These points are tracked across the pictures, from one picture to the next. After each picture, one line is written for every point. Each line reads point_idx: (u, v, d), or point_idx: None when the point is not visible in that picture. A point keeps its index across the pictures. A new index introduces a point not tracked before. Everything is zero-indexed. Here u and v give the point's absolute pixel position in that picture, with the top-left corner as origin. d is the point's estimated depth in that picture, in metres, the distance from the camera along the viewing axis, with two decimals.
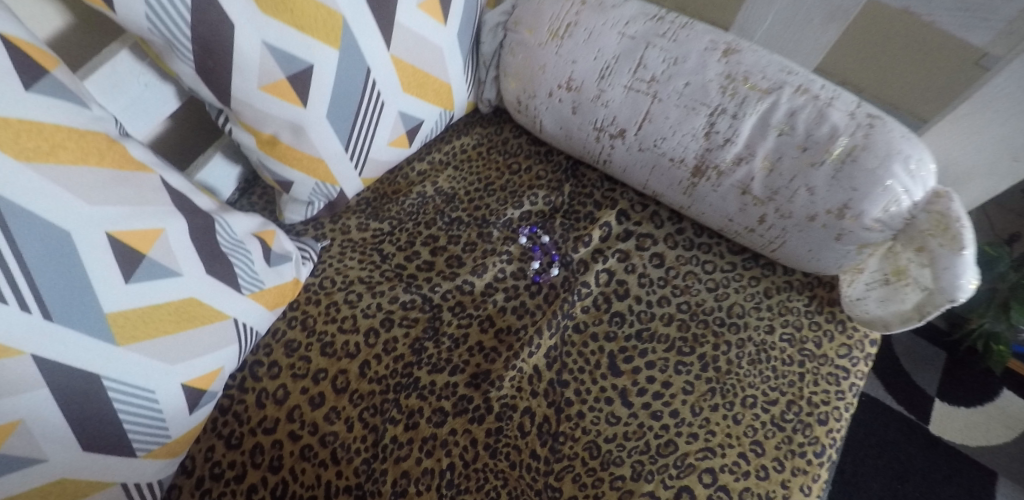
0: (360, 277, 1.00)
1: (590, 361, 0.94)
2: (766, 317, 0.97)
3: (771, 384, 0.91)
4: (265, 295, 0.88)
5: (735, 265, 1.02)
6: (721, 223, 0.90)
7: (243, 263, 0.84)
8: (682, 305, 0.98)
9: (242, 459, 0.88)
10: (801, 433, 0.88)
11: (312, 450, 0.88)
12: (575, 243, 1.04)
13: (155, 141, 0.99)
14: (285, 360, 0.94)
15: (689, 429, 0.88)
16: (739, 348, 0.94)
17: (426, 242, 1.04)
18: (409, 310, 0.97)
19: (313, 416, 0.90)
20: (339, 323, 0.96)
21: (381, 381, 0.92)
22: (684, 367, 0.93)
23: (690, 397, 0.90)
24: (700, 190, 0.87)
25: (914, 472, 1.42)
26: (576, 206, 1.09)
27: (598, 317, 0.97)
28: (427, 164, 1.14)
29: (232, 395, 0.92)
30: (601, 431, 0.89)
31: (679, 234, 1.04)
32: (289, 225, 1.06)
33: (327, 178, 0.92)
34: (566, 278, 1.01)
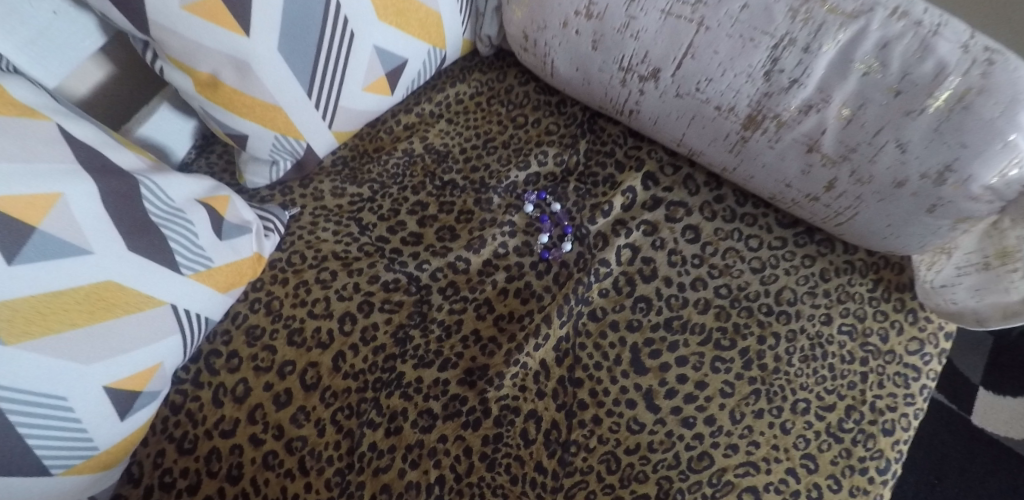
0: (335, 252, 0.84)
1: (609, 356, 0.78)
2: (822, 305, 0.79)
3: (827, 386, 0.75)
4: (216, 276, 0.73)
5: (785, 241, 0.84)
6: (777, 188, 0.73)
7: (183, 236, 0.69)
8: (721, 289, 0.81)
9: (196, 467, 0.73)
10: (862, 445, 0.72)
11: (277, 458, 0.74)
12: (592, 212, 0.86)
13: (92, 89, 0.83)
14: (246, 351, 0.79)
15: (728, 439, 0.72)
16: (790, 343, 0.77)
17: (413, 211, 0.88)
18: (391, 293, 0.82)
19: (277, 418, 0.75)
20: (310, 307, 0.80)
21: (358, 377, 0.77)
22: (723, 365, 0.76)
23: (729, 401, 0.74)
24: (753, 145, 0.70)
25: (952, 461, 1.23)
26: (593, 166, 0.91)
27: (619, 303, 0.81)
28: (415, 116, 0.95)
29: (185, 391, 0.77)
30: (620, 439, 0.73)
31: (718, 202, 0.86)
32: (252, 189, 0.89)
33: (289, 130, 0.76)
34: (581, 255, 0.84)
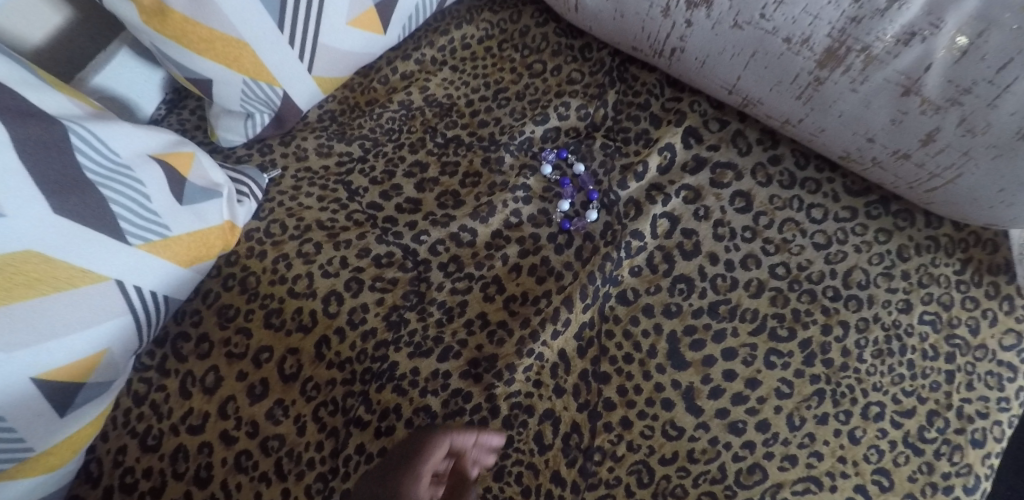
0: (320, 221, 0.72)
1: (641, 347, 0.65)
2: (901, 289, 0.66)
3: (906, 387, 0.62)
4: (175, 248, 0.62)
5: (855, 213, 0.69)
6: (856, 143, 0.59)
7: (131, 198, 0.57)
8: (777, 268, 0.67)
9: (161, 467, 0.63)
10: (946, 459, 0.59)
11: (250, 459, 0.63)
12: (623, 174, 0.73)
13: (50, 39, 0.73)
14: (218, 335, 0.68)
15: (785, 449, 0.60)
16: (861, 334, 0.64)
17: (410, 173, 0.75)
18: (384, 268, 0.69)
19: (251, 413, 0.64)
20: (290, 285, 0.69)
21: (344, 366, 0.66)
22: (780, 359, 0.63)
23: (787, 403, 0.61)
24: (831, 88, 0.56)
25: None
26: (624, 121, 0.77)
27: (654, 283, 0.68)
28: (414, 63, 0.82)
29: (149, 380, 0.66)
30: (654, 447, 0.60)
31: (773, 164, 0.72)
32: (226, 148, 0.77)
33: (259, 73, 0.65)
34: (608, 226, 0.71)
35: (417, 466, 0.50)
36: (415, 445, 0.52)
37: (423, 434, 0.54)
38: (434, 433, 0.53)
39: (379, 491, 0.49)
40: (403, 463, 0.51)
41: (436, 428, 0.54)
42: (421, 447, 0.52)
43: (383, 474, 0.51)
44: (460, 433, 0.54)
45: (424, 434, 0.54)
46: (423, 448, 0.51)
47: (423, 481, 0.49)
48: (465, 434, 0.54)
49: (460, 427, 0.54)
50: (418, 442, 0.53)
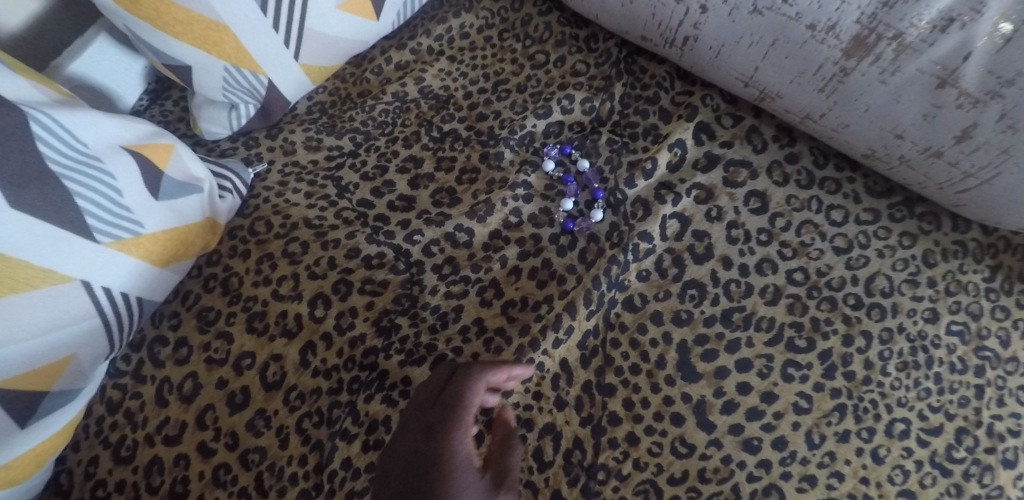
0: (307, 219, 0.68)
1: (649, 357, 0.60)
2: (926, 297, 0.61)
3: (933, 403, 0.58)
4: (149, 245, 0.57)
5: (878, 215, 0.65)
6: (883, 140, 0.55)
7: (101, 190, 0.53)
8: (795, 274, 0.63)
9: (134, 480, 0.58)
10: (976, 480, 0.55)
11: (229, 473, 0.58)
12: (630, 171, 0.69)
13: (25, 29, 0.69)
14: (197, 339, 0.63)
15: (803, 469, 0.55)
16: (884, 346, 0.59)
17: (403, 169, 0.71)
18: (374, 270, 0.65)
19: (231, 424, 0.60)
20: (274, 286, 0.64)
21: (330, 375, 0.61)
22: (798, 372, 0.59)
23: (805, 419, 0.57)
24: (858, 80, 0.52)
25: None
26: (632, 115, 0.72)
27: (663, 289, 0.63)
28: (409, 53, 0.78)
29: (123, 387, 0.62)
30: (663, 466, 0.56)
31: (791, 162, 0.67)
32: (210, 141, 0.73)
33: (241, 60, 0.61)
34: (614, 227, 0.67)
35: (459, 417, 0.48)
36: (452, 392, 0.50)
37: (453, 376, 0.51)
38: (466, 376, 0.50)
39: (425, 450, 0.47)
40: (443, 415, 0.48)
41: (467, 369, 0.51)
42: (458, 393, 0.49)
43: (424, 428, 0.48)
44: (493, 372, 0.51)
45: (455, 376, 0.51)
46: (460, 397, 0.49)
47: (468, 433, 0.47)
48: (498, 372, 0.51)
49: (490, 365, 0.51)
50: (451, 385, 0.50)
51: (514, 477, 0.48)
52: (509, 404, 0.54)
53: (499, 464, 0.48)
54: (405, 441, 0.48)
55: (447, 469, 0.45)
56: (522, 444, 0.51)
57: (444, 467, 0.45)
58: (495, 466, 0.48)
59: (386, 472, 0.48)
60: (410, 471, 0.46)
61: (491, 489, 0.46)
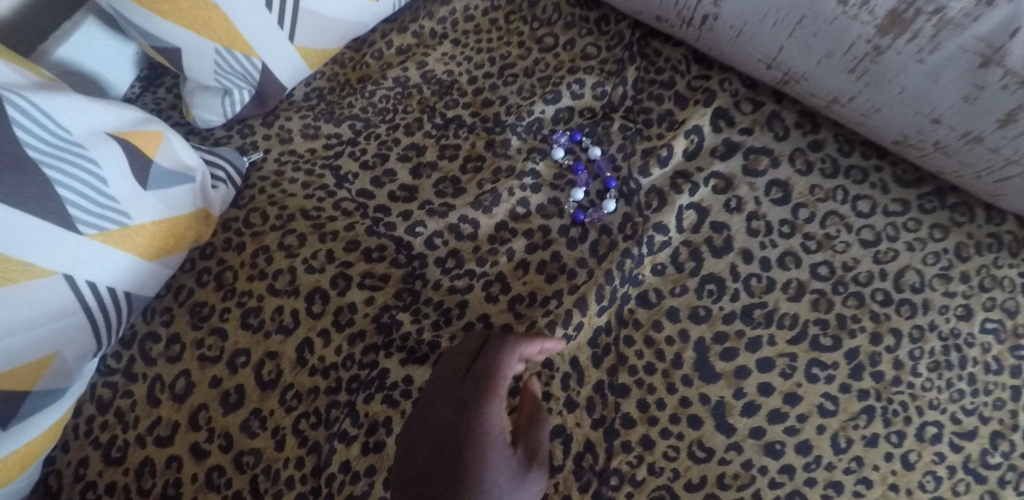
0: (304, 210, 0.65)
1: (664, 356, 0.57)
2: (959, 293, 0.58)
3: (966, 405, 0.54)
4: (136, 238, 0.54)
5: (907, 206, 0.61)
6: (917, 125, 0.52)
7: (83, 179, 0.50)
8: (820, 268, 0.59)
9: (125, 483, 0.55)
10: (1013, 488, 0.52)
11: (223, 476, 0.55)
12: (644, 159, 0.65)
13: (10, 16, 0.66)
14: (190, 335, 0.60)
15: (829, 475, 0.52)
16: (914, 344, 0.56)
17: (405, 157, 0.68)
18: (375, 264, 0.62)
19: (224, 424, 0.56)
20: (270, 281, 0.61)
21: (328, 373, 0.58)
22: (823, 372, 0.55)
23: (831, 422, 0.54)
24: (893, 58, 0.49)
25: None
26: (645, 101, 0.69)
27: (679, 284, 0.60)
28: (411, 36, 0.75)
29: (114, 385, 0.59)
30: (679, 471, 0.52)
31: (814, 149, 0.64)
32: (204, 129, 0.70)
33: (233, 41, 0.59)
34: (627, 218, 0.63)
35: (494, 388, 0.48)
36: (485, 362, 0.50)
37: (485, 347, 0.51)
38: (500, 347, 0.51)
39: (458, 420, 0.47)
40: (477, 385, 0.48)
41: (499, 341, 0.51)
42: (491, 365, 0.49)
43: (456, 399, 0.48)
44: (526, 345, 0.51)
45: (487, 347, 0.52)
46: (494, 369, 0.49)
47: (501, 405, 0.48)
48: (530, 345, 0.51)
49: (523, 338, 0.51)
50: (483, 356, 0.50)
51: (543, 450, 0.49)
52: (533, 377, 0.54)
53: (528, 437, 0.49)
54: (436, 410, 0.48)
55: (480, 440, 0.45)
56: (547, 418, 0.51)
57: (479, 438, 0.45)
58: (525, 439, 0.48)
59: (416, 440, 0.48)
60: (443, 441, 0.46)
61: (523, 462, 0.47)
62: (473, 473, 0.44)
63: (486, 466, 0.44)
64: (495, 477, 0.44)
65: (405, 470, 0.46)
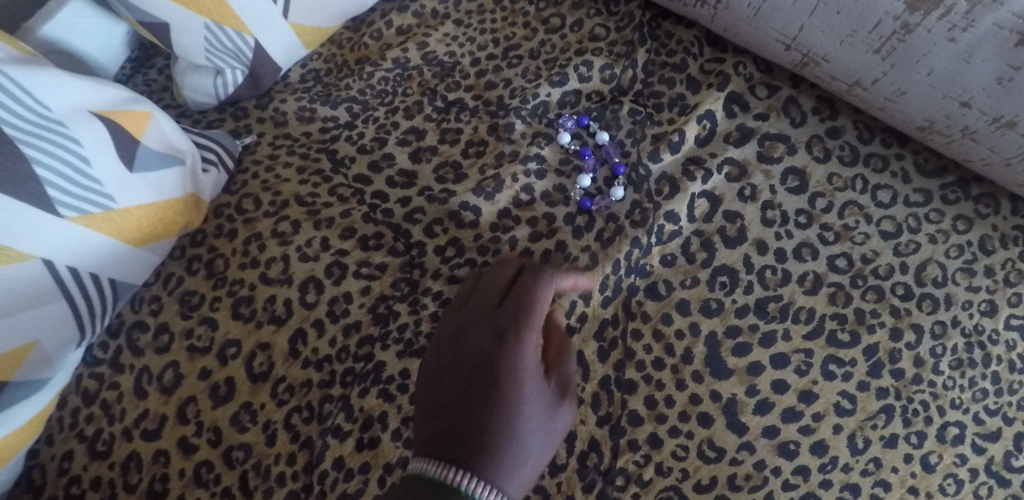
0: (298, 195, 0.62)
1: (674, 351, 0.54)
2: (983, 288, 0.55)
3: (990, 405, 0.52)
4: (122, 222, 0.52)
5: (929, 197, 0.59)
6: (945, 109, 0.52)
7: (65, 158, 0.48)
8: (838, 260, 0.57)
9: (110, 478, 0.53)
10: None
11: (212, 472, 0.52)
12: (654, 145, 0.63)
13: None
14: (179, 325, 0.57)
15: (845, 477, 0.49)
16: (936, 341, 0.53)
17: (404, 141, 0.65)
18: (372, 252, 0.59)
19: (214, 418, 0.54)
20: (262, 269, 0.59)
21: (322, 365, 0.55)
22: (840, 369, 0.53)
23: (847, 422, 0.51)
24: (922, 37, 0.48)
25: None
26: (655, 84, 0.66)
27: (690, 276, 0.57)
28: (412, 16, 0.72)
29: (100, 376, 0.56)
30: (688, 471, 0.50)
31: (832, 137, 0.62)
32: (195, 111, 0.67)
33: (223, 15, 0.57)
34: (636, 206, 0.60)
35: (532, 316, 0.43)
36: (524, 290, 0.45)
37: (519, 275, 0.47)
38: (537, 276, 0.46)
39: (492, 345, 0.42)
40: (513, 313, 0.43)
41: (533, 271, 0.47)
42: (527, 293, 0.44)
43: (490, 326, 0.43)
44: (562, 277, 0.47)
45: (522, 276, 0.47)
46: (531, 296, 0.44)
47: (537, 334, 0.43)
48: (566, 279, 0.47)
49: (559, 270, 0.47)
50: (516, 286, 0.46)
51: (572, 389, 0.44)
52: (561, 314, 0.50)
53: (559, 373, 0.44)
54: (463, 338, 0.43)
55: (517, 368, 0.40)
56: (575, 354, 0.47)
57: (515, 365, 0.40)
58: (556, 374, 0.44)
59: (439, 370, 0.42)
60: (472, 368, 0.41)
61: (558, 393, 0.42)
62: (509, 401, 0.39)
63: (522, 395, 0.39)
64: (531, 407, 0.40)
65: (427, 400, 0.41)
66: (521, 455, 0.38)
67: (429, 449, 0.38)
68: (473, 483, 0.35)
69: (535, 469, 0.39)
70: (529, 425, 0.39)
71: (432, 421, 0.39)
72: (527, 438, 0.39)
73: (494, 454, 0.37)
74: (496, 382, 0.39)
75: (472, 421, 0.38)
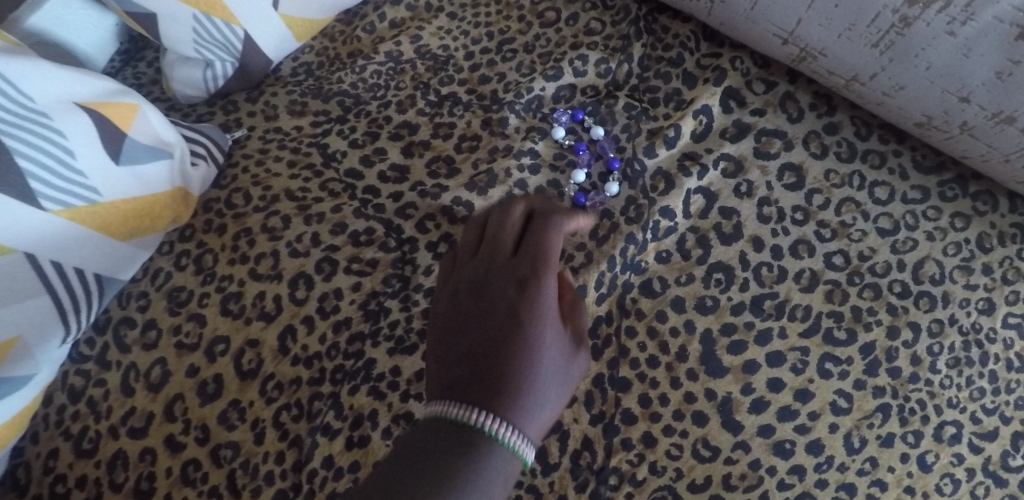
0: (289, 190, 0.61)
1: (669, 349, 0.54)
2: (981, 286, 0.55)
3: (987, 404, 0.51)
4: (107, 215, 0.51)
5: (926, 193, 0.58)
6: (944, 104, 0.51)
7: (47, 149, 0.47)
8: (834, 258, 0.56)
9: (96, 476, 0.52)
10: None
11: (199, 470, 0.51)
12: (649, 140, 0.62)
13: None
14: (167, 321, 0.56)
15: (841, 477, 0.49)
16: (933, 340, 0.53)
17: (397, 135, 0.64)
18: (363, 247, 0.59)
19: (202, 416, 0.53)
20: (251, 265, 0.58)
21: (311, 363, 0.55)
22: (837, 368, 0.52)
23: (843, 421, 0.50)
24: (921, 30, 0.48)
25: None
26: (651, 79, 0.66)
27: (685, 272, 0.56)
28: (406, 9, 0.72)
29: (86, 372, 0.55)
30: (683, 470, 0.49)
31: (829, 133, 0.61)
32: (185, 104, 0.66)
33: (210, 5, 0.56)
34: (631, 201, 0.60)
35: (547, 265, 0.44)
36: (536, 241, 0.46)
37: (529, 230, 0.48)
38: (546, 229, 0.47)
39: (511, 291, 0.42)
40: (529, 263, 0.44)
41: (543, 225, 0.48)
42: (541, 245, 0.46)
43: (506, 275, 0.44)
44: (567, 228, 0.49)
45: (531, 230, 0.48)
46: (544, 247, 0.45)
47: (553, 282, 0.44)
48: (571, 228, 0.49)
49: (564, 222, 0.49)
50: (526, 238, 0.47)
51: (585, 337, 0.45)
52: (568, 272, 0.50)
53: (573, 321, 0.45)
54: (475, 289, 0.43)
55: (539, 310, 0.41)
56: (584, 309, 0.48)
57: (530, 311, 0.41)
58: (571, 322, 0.44)
59: (455, 317, 0.42)
60: (487, 315, 0.41)
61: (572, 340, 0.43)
62: (531, 341, 0.39)
63: (544, 335, 0.40)
64: (551, 347, 0.40)
65: (442, 348, 0.41)
66: (541, 396, 0.38)
67: (448, 391, 0.37)
68: (497, 420, 0.35)
69: (553, 412, 0.39)
70: (548, 368, 0.39)
71: (449, 365, 0.39)
72: (546, 379, 0.39)
73: (519, 391, 0.37)
74: (517, 323, 0.40)
75: (491, 362, 0.38)
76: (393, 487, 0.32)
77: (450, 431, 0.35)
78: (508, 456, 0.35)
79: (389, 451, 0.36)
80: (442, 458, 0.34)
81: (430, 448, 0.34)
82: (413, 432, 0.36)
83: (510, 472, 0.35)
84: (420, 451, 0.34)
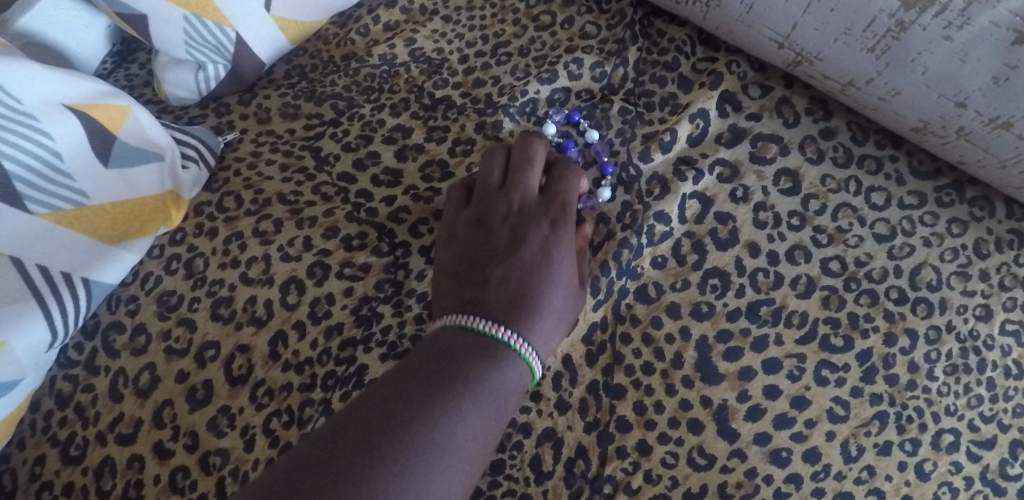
0: (281, 194, 0.60)
1: (664, 355, 0.53)
2: (978, 292, 0.54)
3: (985, 412, 0.50)
4: (93, 218, 0.50)
5: (924, 199, 0.58)
6: (941, 109, 0.51)
7: (34, 153, 0.46)
8: (831, 263, 0.56)
9: (83, 483, 0.51)
10: None
11: (188, 478, 0.50)
12: (645, 145, 0.62)
13: None
14: (156, 326, 0.56)
15: (839, 486, 0.48)
16: (931, 347, 0.52)
17: (390, 139, 0.64)
18: (355, 251, 0.58)
19: (191, 422, 0.52)
20: (242, 269, 0.57)
21: (302, 368, 0.54)
22: (833, 374, 0.52)
23: (841, 428, 0.50)
24: (918, 35, 0.48)
25: None
26: (647, 83, 0.65)
27: (680, 278, 0.56)
28: (400, 12, 0.71)
29: (74, 378, 0.54)
30: (678, 479, 0.49)
31: (826, 138, 0.61)
32: (177, 107, 0.66)
33: (201, 8, 0.56)
34: (625, 206, 0.59)
35: (566, 215, 0.53)
36: (558, 193, 0.55)
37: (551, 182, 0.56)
38: (567, 182, 0.56)
39: (535, 232, 0.51)
40: (551, 211, 0.53)
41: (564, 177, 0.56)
42: (562, 198, 0.54)
43: (531, 217, 0.53)
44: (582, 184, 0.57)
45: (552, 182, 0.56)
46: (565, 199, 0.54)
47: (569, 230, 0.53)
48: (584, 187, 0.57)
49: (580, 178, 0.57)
50: (549, 190, 0.55)
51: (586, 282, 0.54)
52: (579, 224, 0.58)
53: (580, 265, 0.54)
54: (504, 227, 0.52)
55: (556, 252, 0.50)
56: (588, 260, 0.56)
57: (544, 255, 0.50)
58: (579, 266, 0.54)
59: (486, 246, 0.51)
60: (514, 250, 0.50)
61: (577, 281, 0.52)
62: (550, 276, 0.49)
63: (560, 272, 0.49)
64: (565, 282, 0.50)
65: (467, 273, 0.50)
66: (551, 325, 0.47)
67: (479, 308, 0.46)
68: (518, 341, 0.44)
69: (559, 336, 0.48)
70: (557, 300, 0.48)
71: (474, 290, 0.48)
72: (554, 312, 0.48)
73: (537, 312, 0.46)
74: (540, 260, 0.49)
75: (513, 293, 0.47)
76: (431, 377, 0.40)
77: (478, 345, 0.43)
78: (521, 366, 0.44)
79: (416, 350, 0.43)
80: (471, 365, 0.41)
81: (464, 348, 0.43)
82: (441, 337, 0.44)
83: (523, 384, 0.44)
84: (455, 349, 0.43)
